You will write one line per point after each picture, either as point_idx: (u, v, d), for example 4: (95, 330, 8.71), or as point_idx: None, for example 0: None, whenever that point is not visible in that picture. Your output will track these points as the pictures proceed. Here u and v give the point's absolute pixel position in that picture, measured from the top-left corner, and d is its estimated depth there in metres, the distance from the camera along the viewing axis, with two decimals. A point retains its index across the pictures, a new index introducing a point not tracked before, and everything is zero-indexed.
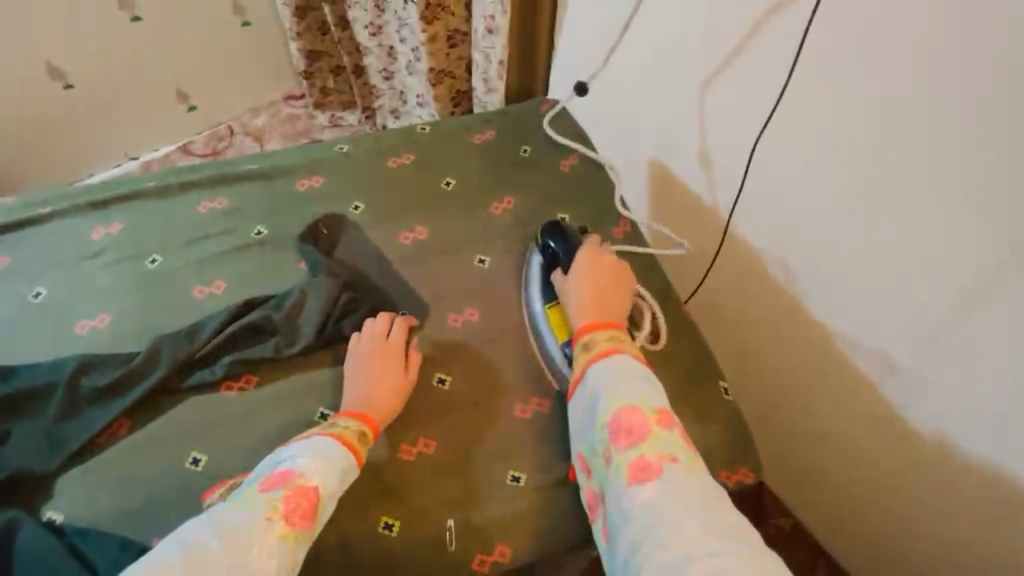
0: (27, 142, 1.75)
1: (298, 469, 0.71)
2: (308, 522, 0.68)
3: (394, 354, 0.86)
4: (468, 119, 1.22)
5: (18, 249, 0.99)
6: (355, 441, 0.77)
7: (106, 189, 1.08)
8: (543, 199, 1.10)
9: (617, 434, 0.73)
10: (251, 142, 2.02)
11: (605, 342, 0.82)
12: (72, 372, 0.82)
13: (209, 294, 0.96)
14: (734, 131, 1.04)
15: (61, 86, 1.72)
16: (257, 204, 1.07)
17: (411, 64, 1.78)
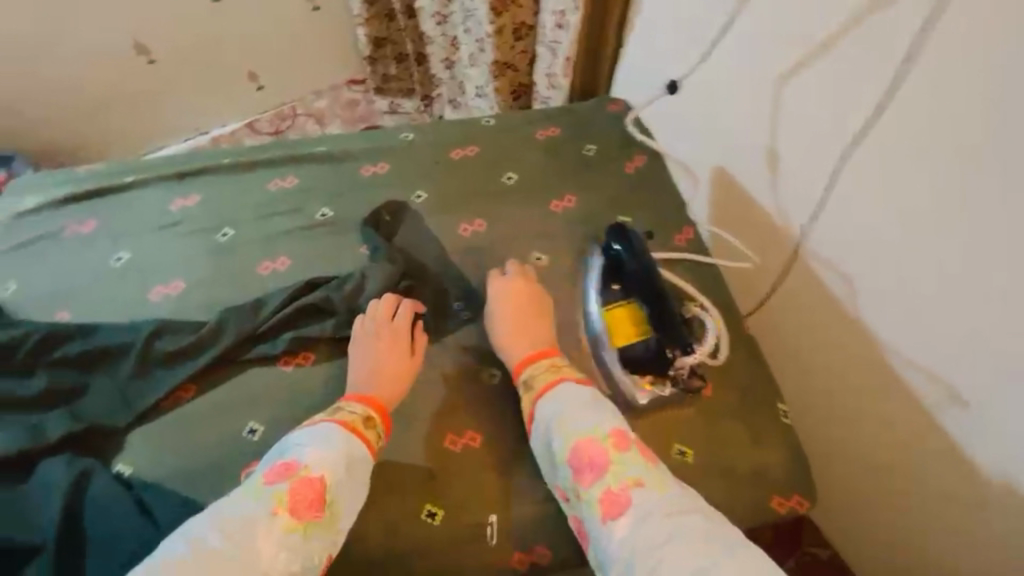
0: (109, 112, 1.85)
1: (301, 462, 0.71)
2: (316, 510, 0.68)
3: (399, 337, 0.87)
4: (533, 114, 1.22)
5: (103, 214, 1.05)
6: (361, 426, 0.78)
7: (184, 162, 1.13)
8: (603, 200, 1.08)
9: (580, 469, 0.73)
10: (313, 123, 2.07)
11: (546, 373, 0.83)
12: (147, 335, 0.86)
13: (274, 271, 0.99)
14: (812, 136, 0.98)
15: (144, 61, 1.82)
16: (323, 185, 1.10)
17: (472, 55, 1.77)
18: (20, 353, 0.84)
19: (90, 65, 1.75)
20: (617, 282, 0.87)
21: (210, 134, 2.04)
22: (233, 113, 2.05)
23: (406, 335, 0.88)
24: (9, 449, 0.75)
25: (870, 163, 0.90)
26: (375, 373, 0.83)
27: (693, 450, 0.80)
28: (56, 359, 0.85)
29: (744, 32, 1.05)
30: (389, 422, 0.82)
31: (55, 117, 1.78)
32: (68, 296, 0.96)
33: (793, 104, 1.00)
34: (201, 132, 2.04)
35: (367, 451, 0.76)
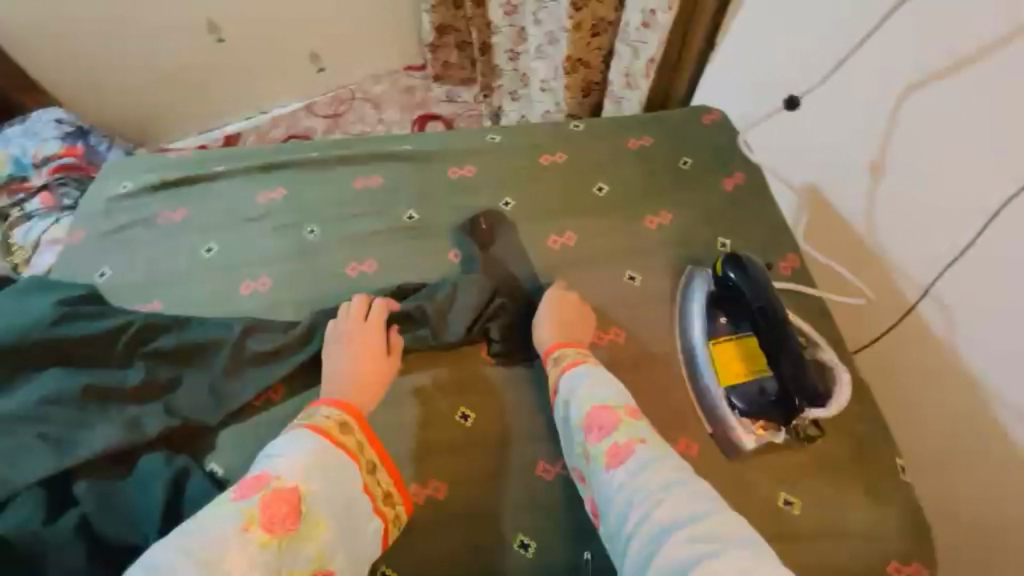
0: (180, 88, 1.89)
1: (273, 472, 0.63)
2: (292, 523, 0.61)
3: (371, 340, 0.82)
4: (625, 120, 1.16)
5: (193, 203, 1.06)
6: (335, 431, 0.70)
7: (270, 154, 1.12)
8: (700, 219, 1.03)
9: (590, 429, 0.69)
10: (371, 109, 2.04)
11: (576, 355, 0.78)
12: (240, 333, 0.86)
13: (361, 273, 0.97)
14: (924, 160, 0.93)
15: (214, 39, 1.83)
16: (408, 186, 1.07)
17: (541, 48, 1.69)
18: (118, 344, 0.84)
19: (164, 41, 1.78)
20: (724, 314, 0.85)
21: (271, 114, 2.03)
22: (297, 95, 2.05)
23: (379, 333, 0.84)
24: (110, 443, 0.75)
25: (984, 189, 0.86)
26: (348, 376, 0.78)
27: (802, 501, 0.76)
28: (150, 352, 0.85)
29: (874, 48, 0.98)
30: (371, 430, 0.74)
31: (121, 87, 1.83)
32: (161, 285, 0.96)
33: (909, 122, 0.95)
34: (263, 113, 2.04)
35: (349, 460, 0.69)
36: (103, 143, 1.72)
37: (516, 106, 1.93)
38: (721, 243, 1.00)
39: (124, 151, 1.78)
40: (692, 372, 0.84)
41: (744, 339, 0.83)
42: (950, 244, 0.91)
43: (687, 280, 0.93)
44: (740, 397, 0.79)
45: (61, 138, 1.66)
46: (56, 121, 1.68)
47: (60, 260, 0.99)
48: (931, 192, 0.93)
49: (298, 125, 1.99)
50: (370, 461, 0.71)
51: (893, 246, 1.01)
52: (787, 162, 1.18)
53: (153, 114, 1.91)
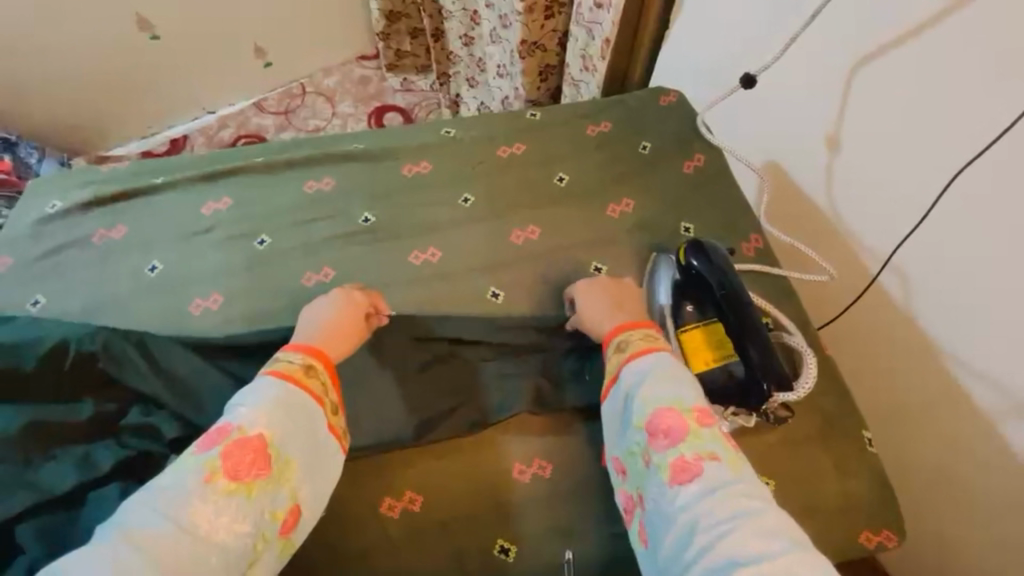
0: (111, 93, 1.77)
1: (236, 424, 0.64)
2: (259, 470, 0.61)
3: (349, 304, 0.82)
4: (583, 107, 1.14)
5: (131, 219, 0.99)
6: (301, 376, 0.70)
7: (213, 163, 1.06)
8: (663, 204, 1.02)
9: (654, 436, 0.67)
10: (324, 103, 1.97)
11: (640, 341, 0.76)
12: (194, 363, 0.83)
13: (318, 282, 0.93)
14: (874, 133, 0.95)
15: (147, 36, 1.71)
16: (362, 188, 1.03)
17: (494, 32, 1.64)
18: (66, 363, 0.79)
19: (89, 41, 1.65)
20: (691, 303, 0.84)
21: (217, 115, 1.94)
22: (242, 93, 1.95)
23: (365, 304, 0.84)
24: (64, 479, 0.71)
25: (931, 161, 0.88)
26: (319, 328, 0.78)
27: (776, 481, 0.77)
28: (101, 374, 0.80)
29: (829, 20, 0.97)
30: (336, 375, 0.75)
31: (48, 95, 1.69)
32: (101, 310, 0.90)
33: (860, 95, 0.96)
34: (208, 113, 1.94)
35: (308, 398, 0.69)
36: (33, 155, 1.61)
37: (475, 93, 1.89)
38: (684, 227, 0.99)
39: (59, 162, 1.67)
40: None
41: (710, 326, 0.82)
42: (904, 215, 0.93)
43: (653, 268, 0.91)
44: (711, 385, 0.79)
45: None
46: None
47: None
48: (884, 163, 0.95)
49: (248, 124, 1.91)
50: (333, 404, 0.72)
51: (850, 216, 1.02)
52: (748, 141, 1.18)
53: (88, 123, 1.79)
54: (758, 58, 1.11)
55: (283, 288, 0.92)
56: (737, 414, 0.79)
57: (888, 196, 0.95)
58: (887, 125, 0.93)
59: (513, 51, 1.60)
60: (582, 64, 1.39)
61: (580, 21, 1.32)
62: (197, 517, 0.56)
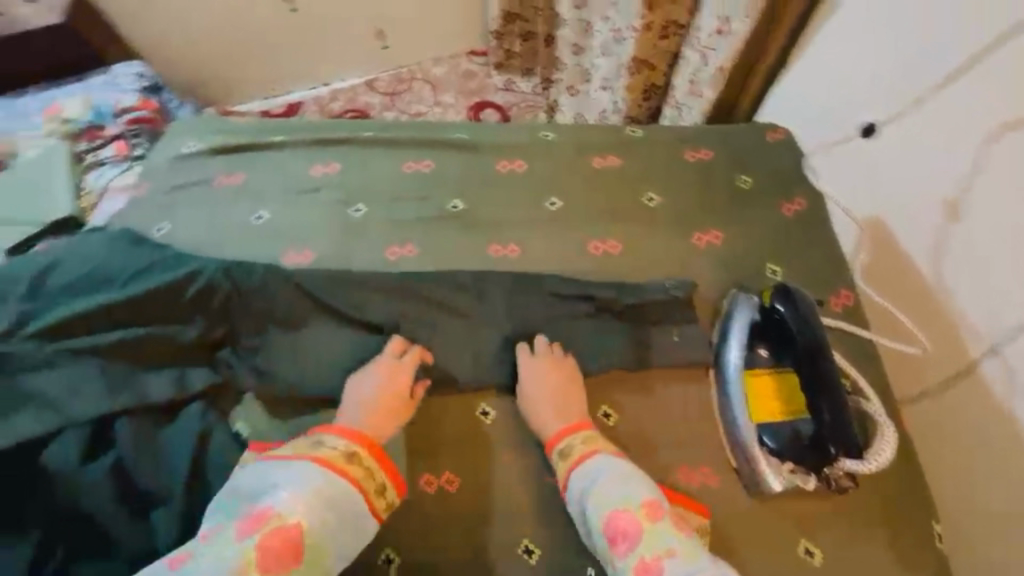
0: (248, 55, 1.95)
1: (274, 509, 0.63)
2: (292, 563, 0.61)
3: (393, 374, 0.82)
4: (684, 131, 1.13)
5: (250, 170, 1.09)
6: (344, 464, 0.70)
7: (325, 131, 1.14)
8: (752, 243, 0.97)
9: (614, 540, 0.68)
10: (429, 91, 2.06)
11: (581, 446, 0.77)
12: (264, 306, 0.88)
13: (401, 257, 0.98)
14: (1003, 206, 0.86)
15: (287, 8, 1.88)
16: (455, 176, 1.07)
17: (605, 45, 1.65)
18: (185, 295, 0.86)
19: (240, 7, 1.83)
20: (765, 346, 0.82)
21: (332, 87, 2.08)
22: (358, 71, 2.08)
23: (409, 374, 0.83)
24: (160, 390, 0.80)
25: None
26: (361, 408, 0.78)
27: (824, 552, 0.73)
28: (214, 310, 0.87)
29: (973, 79, 0.89)
30: (381, 456, 0.73)
31: (196, 49, 1.89)
32: (211, 246, 0.99)
33: (993, 164, 0.87)
34: (323, 85, 2.09)
35: (348, 482, 0.68)
36: (173, 101, 1.84)
37: (573, 102, 1.86)
38: (770, 270, 0.95)
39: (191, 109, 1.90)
40: (726, 404, 0.80)
41: (782, 375, 0.79)
42: (1023, 302, 0.84)
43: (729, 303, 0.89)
44: (771, 436, 0.76)
45: (139, 91, 1.75)
46: (136, 74, 1.78)
47: (123, 213, 1.04)
48: (1008, 241, 0.86)
49: (356, 100, 2.05)
50: (381, 485, 0.71)
51: (957, 292, 0.93)
52: (854, 194, 1.11)
53: (224, 78, 1.99)
54: (883, 108, 1.04)
55: (367, 257, 0.98)
56: (796, 473, 0.74)
57: (1007, 278, 0.86)
58: (1020, 201, 0.84)
59: (622, 66, 1.60)
60: (688, 88, 1.36)
61: (696, 46, 1.30)
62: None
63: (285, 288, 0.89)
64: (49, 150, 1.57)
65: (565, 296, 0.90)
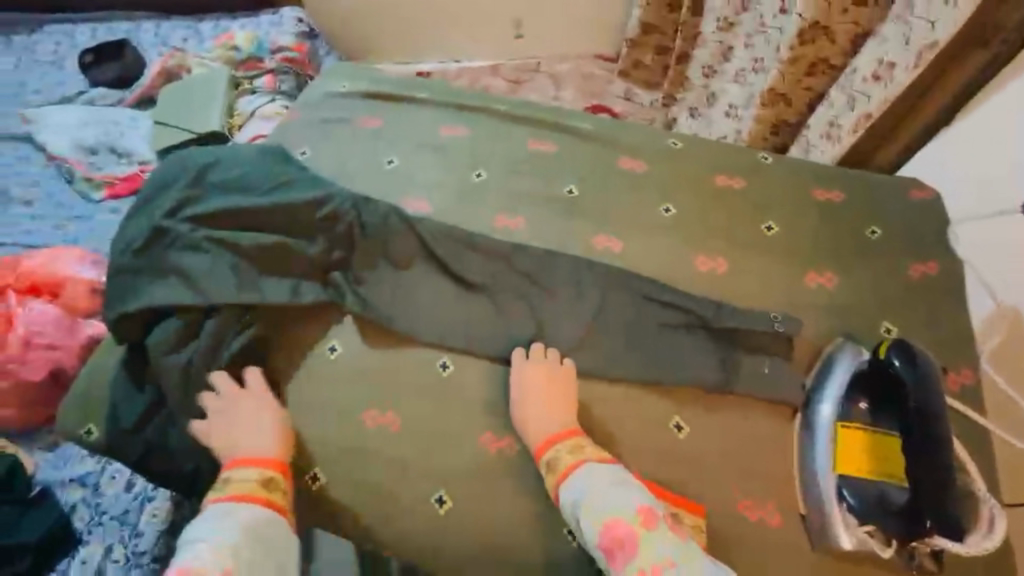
0: (394, 20, 2.07)
1: (199, 563, 0.65)
2: None
3: (272, 404, 0.83)
4: (820, 168, 1.08)
5: (390, 117, 1.17)
6: (262, 492, 0.75)
7: (463, 97, 1.20)
8: (870, 296, 0.92)
9: (612, 550, 0.68)
10: (550, 84, 2.11)
11: (569, 455, 0.76)
12: (379, 242, 0.95)
13: (507, 227, 1.01)
14: None
15: None
16: (574, 162, 1.09)
17: (740, 72, 1.60)
18: (316, 214, 0.94)
19: None
20: (866, 399, 0.77)
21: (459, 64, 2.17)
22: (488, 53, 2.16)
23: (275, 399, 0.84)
24: (273, 294, 0.88)
25: None
26: (257, 435, 0.80)
27: None
28: (336, 234, 0.94)
29: None
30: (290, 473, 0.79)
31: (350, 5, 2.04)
32: (344, 177, 1.07)
33: None
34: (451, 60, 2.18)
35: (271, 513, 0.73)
36: (323, 48, 2.02)
37: (692, 122, 1.84)
38: (884, 327, 0.89)
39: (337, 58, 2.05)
40: (808, 448, 0.77)
41: (879, 435, 0.75)
42: None
43: (836, 350, 0.84)
44: (854, 493, 0.73)
45: (295, 34, 1.96)
46: (297, 19, 2.01)
47: (277, 133, 1.15)
48: None
49: (479, 79, 2.13)
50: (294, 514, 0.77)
51: None
52: (998, 272, 1.00)
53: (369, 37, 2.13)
54: None
55: (477, 220, 1.03)
56: (875, 541, 0.71)
57: None
58: None
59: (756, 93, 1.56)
60: (825, 130, 1.30)
61: (844, 87, 1.22)
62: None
63: (402, 228, 0.95)
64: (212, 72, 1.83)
65: (660, 302, 0.90)
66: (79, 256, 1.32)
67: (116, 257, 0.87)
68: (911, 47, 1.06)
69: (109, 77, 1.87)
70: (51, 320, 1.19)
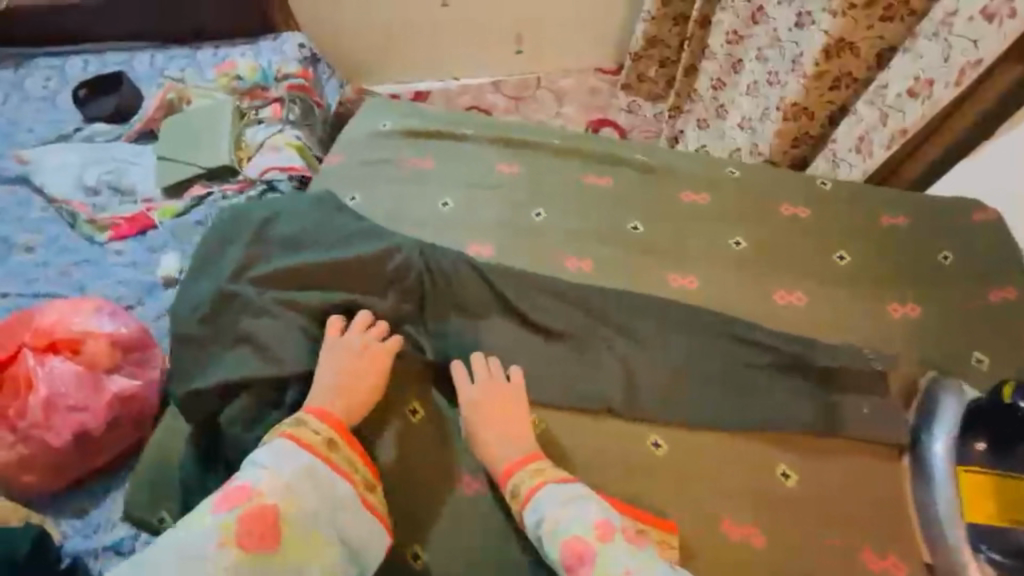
0: (396, 44, 2.00)
1: (254, 487, 0.66)
2: (269, 543, 0.63)
3: (368, 356, 0.80)
4: (882, 193, 1.07)
5: (438, 157, 1.13)
6: (322, 448, 0.71)
7: (511, 131, 1.17)
8: (954, 325, 0.91)
9: (572, 567, 0.67)
10: (552, 99, 2.09)
11: (530, 479, 0.74)
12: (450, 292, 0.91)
13: (578, 268, 0.99)
14: None
15: (439, 3, 1.92)
16: (636, 196, 1.07)
17: (753, 85, 1.48)
18: (385, 268, 0.90)
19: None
20: (985, 439, 0.75)
21: (461, 83, 2.12)
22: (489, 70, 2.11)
23: (373, 354, 0.80)
24: None
25: None
26: (335, 393, 0.77)
27: None
28: (407, 287, 0.90)
29: None
30: (356, 442, 0.74)
31: (346, 30, 1.96)
32: (399, 222, 1.03)
33: None
34: (452, 79, 2.12)
35: (333, 472, 0.70)
36: (326, 74, 1.89)
37: (700, 135, 1.73)
38: (976, 357, 0.88)
39: (341, 84, 1.94)
40: (931, 493, 0.75)
41: (1004, 478, 0.73)
42: None
43: (934, 387, 0.82)
44: (989, 541, 0.71)
45: (299, 62, 1.82)
46: (297, 44, 1.85)
47: (321, 175, 1.11)
48: None
49: (482, 99, 2.09)
50: (367, 480, 0.72)
51: None
52: None
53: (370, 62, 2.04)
54: None
55: (546, 262, 0.99)
56: None
57: None
58: None
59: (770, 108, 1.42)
60: (854, 144, 1.26)
61: (874, 102, 1.20)
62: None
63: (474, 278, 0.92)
64: (217, 103, 1.70)
65: (749, 342, 0.88)
66: (97, 305, 1.12)
67: (183, 329, 0.83)
68: (952, 64, 1.06)
69: (106, 111, 1.71)
70: (73, 377, 1.04)
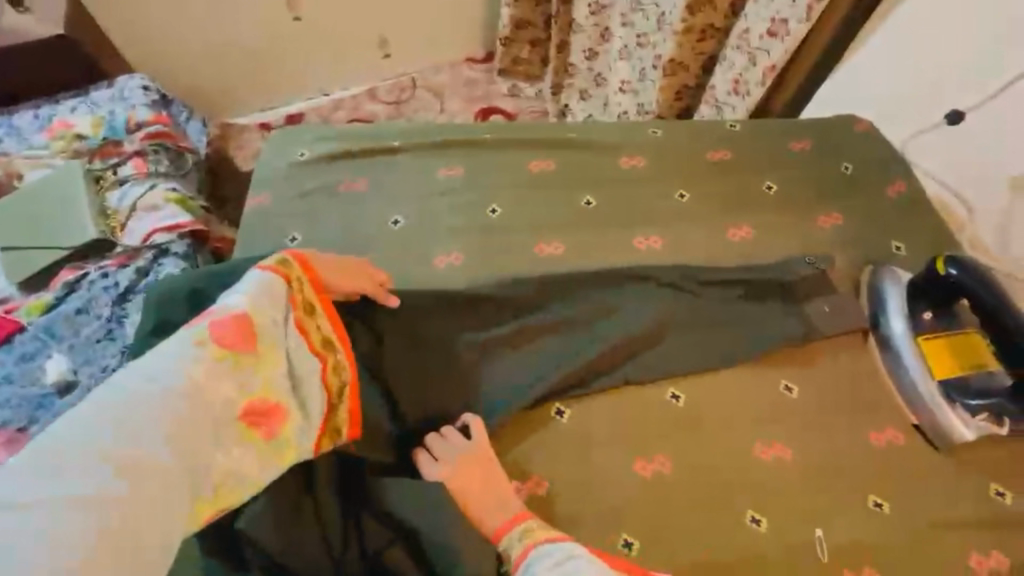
0: (257, 69, 1.82)
1: (225, 304, 0.64)
2: (244, 345, 0.62)
3: (346, 260, 0.83)
4: (784, 124, 1.20)
5: (373, 175, 1.07)
6: (283, 271, 0.72)
7: (438, 134, 1.13)
8: (871, 223, 1.06)
9: None
10: (432, 98, 1.90)
11: (519, 543, 0.68)
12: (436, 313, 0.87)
13: (550, 254, 0.99)
14: None
15: (291, 17, 1.75)
16: (579, 173, 1.09)
17: (627, 49, 1.52)
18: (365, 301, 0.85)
19: (250, 14, 1.71)
20: (928, 309, 0.89)
21: (332, 97, 1.92)
22: (361, 78, 1.93)
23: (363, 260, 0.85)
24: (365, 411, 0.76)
25: None
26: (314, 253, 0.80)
27: (1010, 489, 0.82)
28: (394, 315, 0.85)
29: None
30: (315, 279, 0.76)
31: (199, 65, 1.75)
32: (357, 251, 0.97)
33: None
34: (323, 95, 1.93)
35: (290, 317, 0.69)
36: (183, 114, 1.61)
37: (585, 106, 1.76)
38: (895, 246, 1.03)
39: (204, 124, 1.66)
40: (900, 370, 0.88)
41: (952, 338, 0.87)
42: None
43: (877, 280, 0.95)
44: (956, 390, 0.85)
45: (148, 105, 1.51)
46: (142, 88, 1.55)
47: (246, 222, 1.01)
48: None
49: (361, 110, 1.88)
50: (321, 336, 0.71)
51: None
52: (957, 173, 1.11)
53: (233, 93, 1.84)
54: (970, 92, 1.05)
55: (518, 254, 0.99)
56: (986, 423, 0.83)
57: None
58: None
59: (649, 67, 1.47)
60: (731, 87, 1.31)
61: (739, 47, 1.25)
62: (193, 401, 0.54)
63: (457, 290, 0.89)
64: (60, 169, 1.38)
65: (724, 283, 0.95)
66: None
67: None
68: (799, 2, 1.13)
69: None
70: None
